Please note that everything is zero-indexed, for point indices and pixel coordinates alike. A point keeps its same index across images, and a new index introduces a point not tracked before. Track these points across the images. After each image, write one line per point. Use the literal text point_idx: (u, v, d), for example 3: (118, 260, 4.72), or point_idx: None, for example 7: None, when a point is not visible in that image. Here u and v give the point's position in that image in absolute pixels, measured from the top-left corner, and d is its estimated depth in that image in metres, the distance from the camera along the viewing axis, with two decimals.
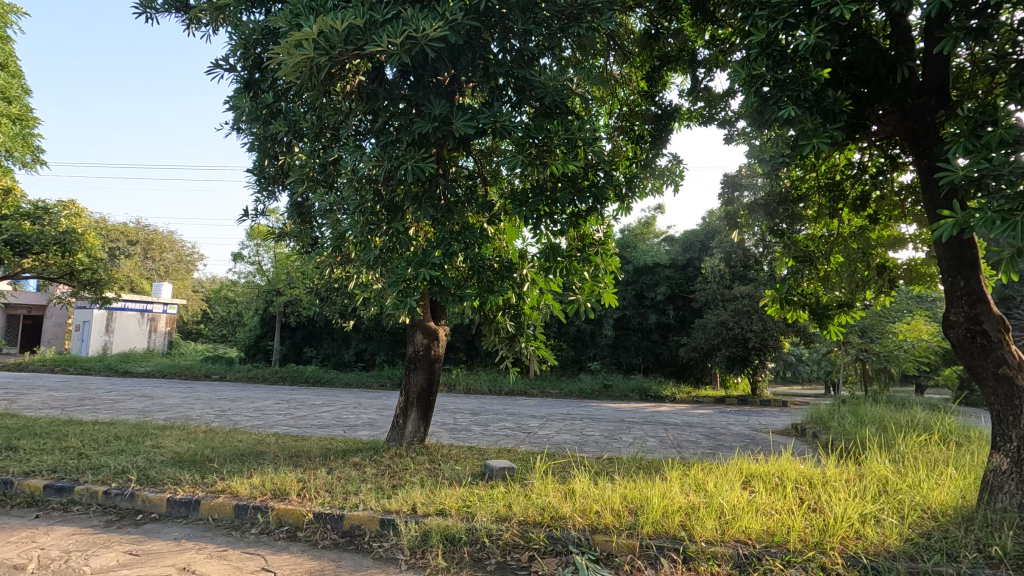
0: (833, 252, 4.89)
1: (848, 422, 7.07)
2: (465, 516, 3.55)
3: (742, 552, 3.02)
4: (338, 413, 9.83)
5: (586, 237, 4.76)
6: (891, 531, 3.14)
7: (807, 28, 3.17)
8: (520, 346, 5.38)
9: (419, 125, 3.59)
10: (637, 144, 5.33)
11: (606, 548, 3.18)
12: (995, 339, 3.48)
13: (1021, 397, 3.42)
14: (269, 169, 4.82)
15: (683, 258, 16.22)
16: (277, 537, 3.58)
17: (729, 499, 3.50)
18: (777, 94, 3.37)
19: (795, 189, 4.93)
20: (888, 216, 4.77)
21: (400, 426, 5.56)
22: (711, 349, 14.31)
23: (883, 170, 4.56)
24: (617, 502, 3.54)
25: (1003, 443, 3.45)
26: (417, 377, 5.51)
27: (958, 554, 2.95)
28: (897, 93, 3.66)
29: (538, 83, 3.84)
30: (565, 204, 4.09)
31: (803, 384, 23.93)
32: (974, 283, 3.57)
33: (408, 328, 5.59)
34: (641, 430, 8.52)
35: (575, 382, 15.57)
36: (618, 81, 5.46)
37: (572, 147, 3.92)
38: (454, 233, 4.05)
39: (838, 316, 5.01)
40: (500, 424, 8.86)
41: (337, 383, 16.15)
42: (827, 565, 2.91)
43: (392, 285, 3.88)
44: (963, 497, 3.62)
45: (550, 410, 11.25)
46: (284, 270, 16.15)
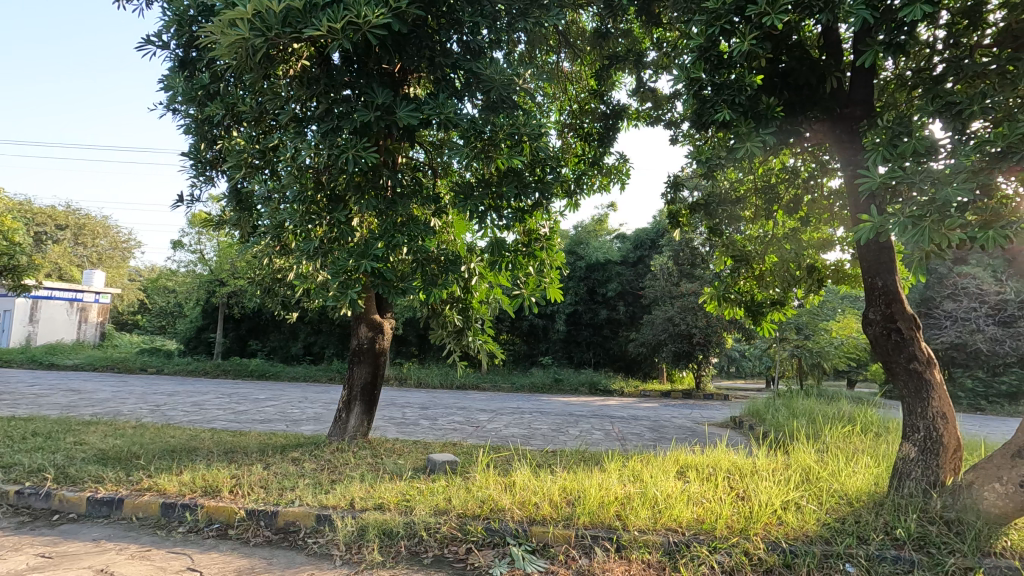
0: (768, 252, 5.08)
1: (782, 414, 7.45)
2: (403, 510, 3.53)
3: (672, 539, 3.13)
4: (282, 407, 9.59)
5: (532, 232, 4.75)
6: (810, 517, 3.32)
7: (741, 36, 3.29)
8: (467, 340, 5.37)
9: (360, 113, 3.49)
10: (586, 141, 5.42)
11: (542, 539, 3.23)
12: (908, 336, 3.73)
13: (929, 390, 3.67)
14: (206, 153, 4.59)
15: (634, 255, 16.59)
16: (206, 536, 3.46)
17: (663, 490, 3.62)
18: (713, 98, 3.52)
19: (735, 190, 5.15)
20: (819, 219, 4.98)
21: (342, 420, 5.46)
22: (658, 344, 14.77)
23: (814, 176, 4.78)
24: (556, 493, 3.60)
25: (913, 433, 3.70)
26: (361, 370, 5.42)
27: (867, 536, 3.15)
28: (827, 102, 3.88)
29: (486, 76, 3.83)
30: (511, 198, 4.03)
31: (745, 378, 25.01)
32: (891, 283, 3.82)
33: (352, 320, 5.49)
34: (588, 422, 8.71)
35: (526, 376, 15.71)
36: (569, 78, 5.59)
37: (518, 142, 3.89)
38: (398, 224, 3.99)
39: (771, 313, 5.22)
40: (448, 418, 8.86)
41: (284, 377, 15.71)
42: (750, 550, 3.03)
43: (333, 276, 3.83)
44: (876, 483, 3.87)
45: (501, 404, 11.34)
46: (228, 260, 15.50)
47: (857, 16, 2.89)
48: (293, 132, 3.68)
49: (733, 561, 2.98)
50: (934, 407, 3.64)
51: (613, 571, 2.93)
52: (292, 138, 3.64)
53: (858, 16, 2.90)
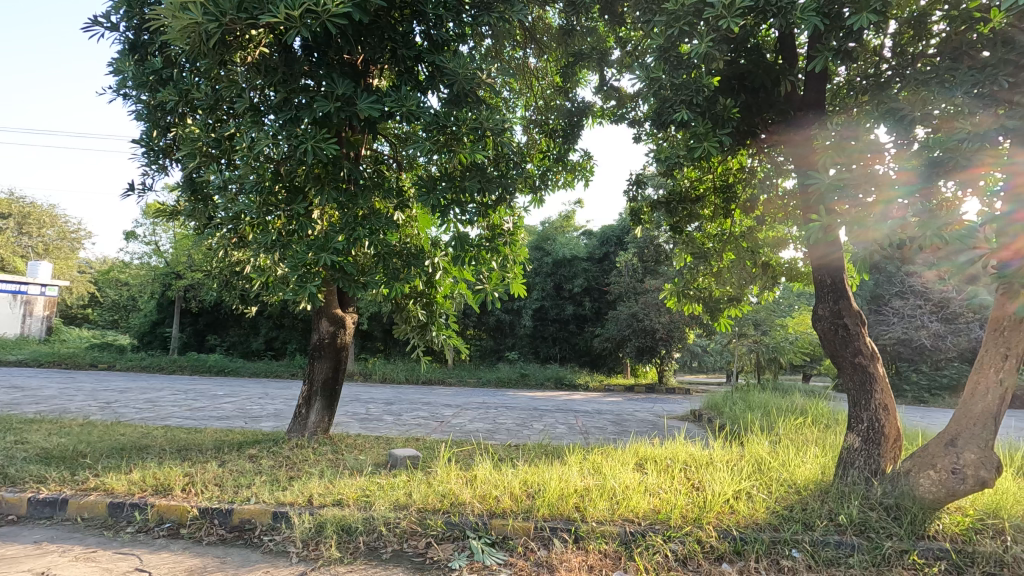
0: (726, 250, 5.23)
1: (739, 407, 7.69)
2: (363, 506, 3.50)
3: (628, 529, 3.20)
4: (241, 403, 9.35)
5: (496, 227, 4.63)
6: (760, 505, 3.45)
7: (699, 37, 3.33)
8: (431, 335, 5.32)
9: (320, 103, 3.42)
10: (551, 137, 5.44)
11: (502, 531, 3.25)
12: (854, 330, 3.91)
13: (872, 383, 3.85)
14: (159, 140, 4.42)
15: (600, 252, 16.81)
16: (157, 536, 3.36)
17: (622, 482, 3.69)
18: (671, 97, 3.59)
19: (695, 189, 5.27)
20: (773, 218, 5.14)
21: (302, 416, 5.36)
22: (623, 340, 15.03)
23: (769, 176, 4.90)
24: (516, 487, 3.64)
25: (857, 425, 3.87)
26: (322, 365, 5.34)
27: (812, 523, 3.29)
28: (780, 105, 4.10)
29: (449, 70, 3.80)
30: (474, 193, 4.04)
31: (707, 373, 25.69)
32: (839, 280, 4.01)
33: (313, 315, 5.41)
34: (553, 417, 8.81)
35: (492, 372, 15.76)
36: (535, 74, 5.62)
37: (481, 137, 3.86)
38: (359, 218, 3.93)
39: (728, 310, 5.38)
40: (413, 413, 8.82)
41: (244, 372, 15.34)
42: (703, 538, 3.12)
43: (291, 270, 3.73)
44: (822, 472, 4.04)
45: (466, 399, 11.34)
46: (184, 252, 14.96)
47: (807, 22, 2.99)
48: (250, 121, 3.58)
49: (687, 549, 3.06)
50: (876, 399, 3.82)
51: (570, 561, 2.97)
52: (247, 128, 3.54)
53: (808, 23, 2.98)
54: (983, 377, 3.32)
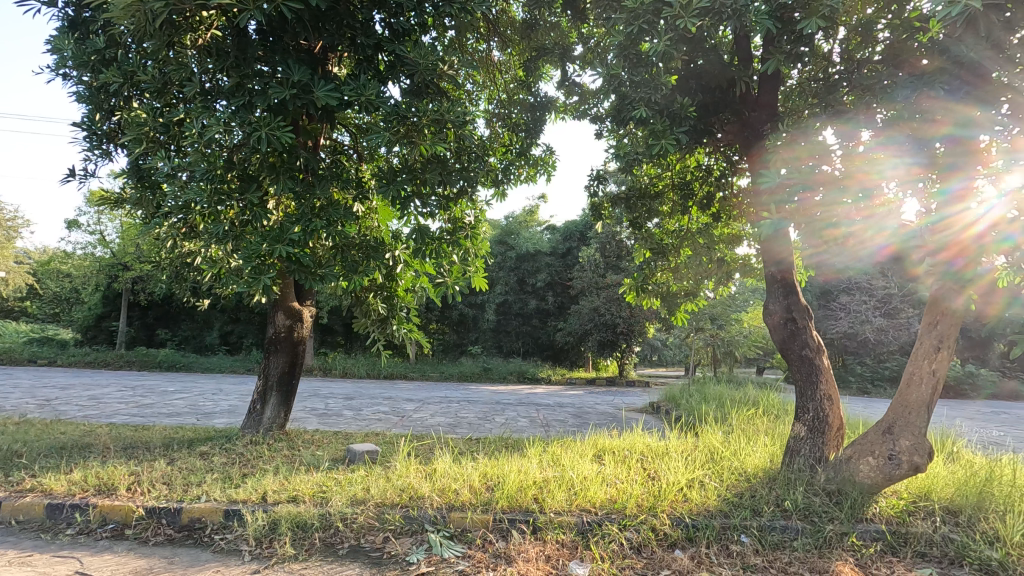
0: (683, 246, 5.37)
1: (695, 398, 7.92)
2: (319, 502, 3.45)
3: (585, 519, 3.26)
4: (192, 400, 9.04)
5: (457, 220, 4.64)
6: (711, 493, 3.57)
7: (657, 35, 3.38)
8: (392, 329, 5.26)
9: (275, 90, 3.31)
10: (514, 131, 5.45)
11: (460, 524, 3.26)
12: (801, 324, 4.09)
13: (818, 374, 4.02)
14: (102, 123, 4.20)
15: (563, 247, 16.97)
16: (99, 537, 3.22)
17: (580, 473, 3.75)
18: (630, 95, 3.65)
19: (653, 186, 5.40)
20: (729, 216, 5.32)
21: (256, 412, 5.23)
22: (584, 334, 15.23)
23: (725, 173, 5.08)
24: (476, 480, 3.66)
25: (803, 414, 4.04)
26: (278, 359, 5.21)
27: (761, 509, 3.42)
28: (736, 105, 4.21)
29: (410, 60, 3.74)
30: (435, 185, 3.99)
31: (667, 367, 26.32)
32: (788, 276, 4.16)
33: (269, 308, 5.28)
34: (514, 410, 8.88)
35: (455, 366, 15.74)
36: (498, 68, 5.62)
37: (443, 129, 3.82)
38: (316, 208, 3.85)
39: (685, 304, 5.53)
40: (374, 408, 8.74)
41: (197, 368, 14.83)
42: (656, 526, 3.20)
43: (245, 261, 3.63)
44: (771, 460, 4.20)
45: (428, 393, 11.30)
46: (131, 243, 14.30)
47: (761, 25, 3.07)
48: (201, 106, 3.44)
49: (641, 537, 3.14)
50: (821, 390, 4.00)
51: (527, 551, 3.00)
52: (198, 114, 3.40)
53: (761, 26, 3.06)
54: (917, 368, 3.52)
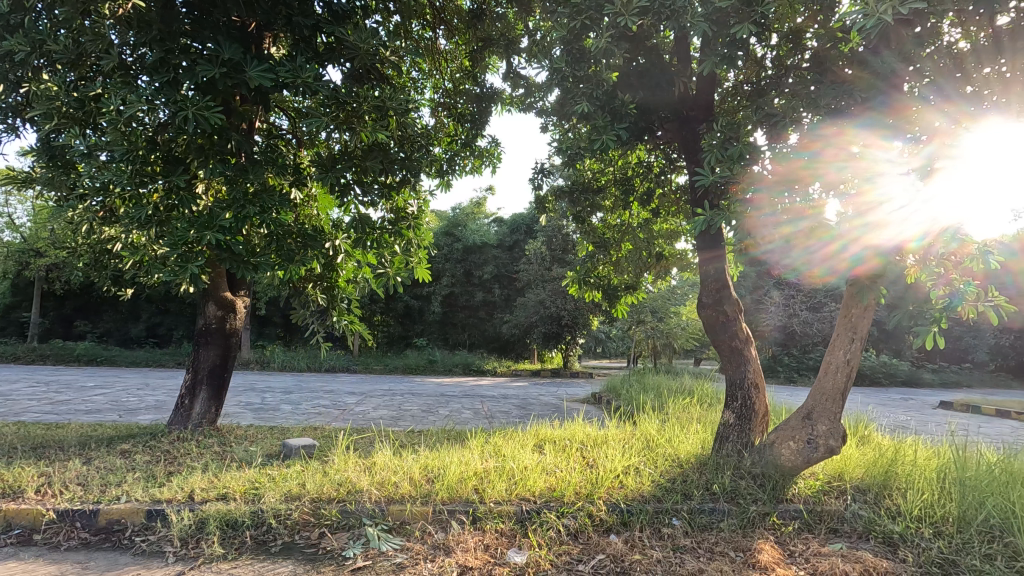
0: (624, 240, 5.50)
1: (635, 388, 8.19)
2: (250, 499, 3.33)
3: (525, 508, 3.30)
4: (115, 395, 8.50)
5: (400, 210, 4.56)
6: (646, 479, 3.71)
7: (599, 31, 3.42)
8: (331, 320, 5.09)
9: (203, 68, 3.12)
10: (459, 122, 5.40)
11: (399, 517, 3.23)
12: (731, 316, 4.29)
13: (746, 364, 4.24)
14: (7, 96, 3.85)
15: (510, 239, 17.04)
16: (2, 544, 2.98)
17: (520, 463, 3.80)
18: (573, 90, 3.69)
19: (596, 180, 5.50)
20: (667, 212, 5.45)
21: (184, 407, 4.97)
22: (530, 326, 15.36)
23: (664, 170, 5.23)
24: (416, 472, 3.63)
25: (732, 402, 4.24)
26: (208, 352, 4.97)
27: (691, 493, 3.59)
28: (675, 104, 4.33)
29: (350, 43, 3.58)
30: (375, 174, 3.88)
31: (610, 358, 27.05)
32: (721, 271, 4.34)
33: (199, 298, 5.02)
34: (459, 402, 8.88)
35: (400, 359, 15.54)
36: (444, 56, 5.55)
37: (383, 116, 3.70)
38: (249, 194, 3.68)
39: (625, 296, 5.63)
40: (313, 402, 8.51)
41: (121, 362, 13.95)
42: (593, 513, 3.29)
43: (170, 248, 3.41)
44: (702, 446, 4.39)
45: (371, 387, 11.11)
46: (43, 227, 13.20)
47: (697, 28, 3.16)
48: (120, 81, 3.22)
49: (578, 523, 3.22)
50: (748, 379, 4.21)
51: (466, 542, 3.00)
52: (116, 90, 3.17)
53: (698, 28, 3.15)
54: (833, 357, 3.77)
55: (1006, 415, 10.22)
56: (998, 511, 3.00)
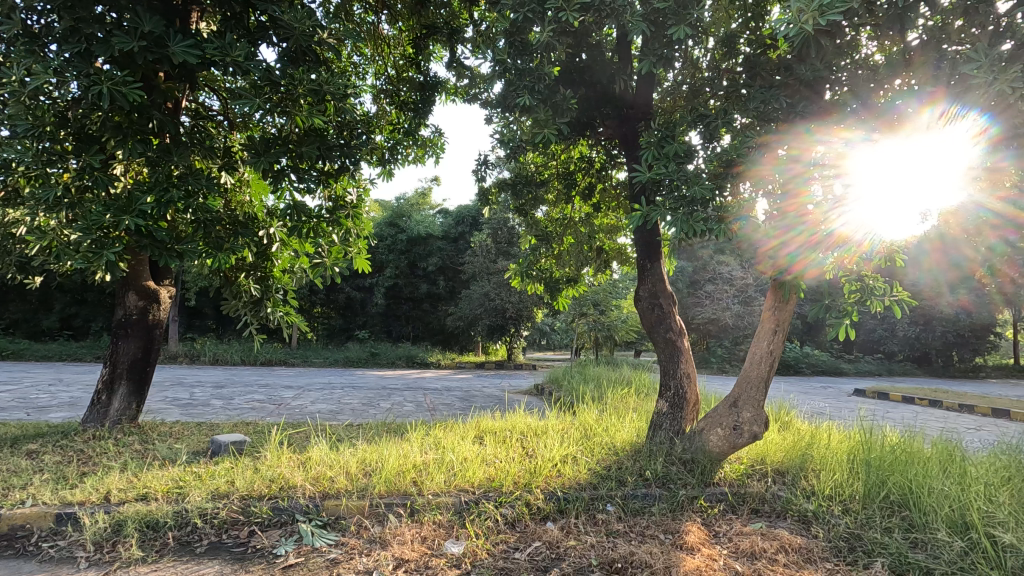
0: (566, 234, 5.62)
1: (576, 379, 8.38)
2: (173, 499, 3.17)
3: (463, 499, 3.32)
4: (22, 392, 7.86)
5: (339, 198, 4.44)
6: (583, 467, 3.80)
7: (542, 25, 3.44)
8: (266, 312, 4.83)
9: (119, 40, 2.87)
10: (402, 109, 5.28)
11: (334, 512, 3.17)
12: (666, 309, 4.45)
13: (679, 355, 4.42)
14: None
15: (456, 231, 16.93)
16: None
17: (460, 455, 3.81)
18: (515, 82, 3.67)
19: (540, 174, 5.55)
20: (608, 207, 5.55)
21: (101, 404, 4.66)
22: (474, 319, 15.34)
23: (605, 166, 5.34)
24: (353, 466, 3.56)
25: (666, 392, 4.41)
26: (128, 345, 4.67)
27: (625, 479, 3.71)
28: (614, 101, 4.41)
29: (284, 22, 3.40)
30: (312, 160, 3.73)
31: (554, 350, 27.49)
32: (657, 266, 4.49)
33: (118, 288, 4.70)
34: (401, 395, 8.78)
35: (341, 352, 15.16)
36: (388, 42, 5.44)
37: (320, 101, 3.56)
38: (173, 178, 3.46)
39: (566, 290, 5.76)
40: (247, 397, 8.19)
41: (30, 357, 12.89)
42: (531, 502, 3.34)
43: (83, 233, 3.15)
44: (637, 434, 4.54)
45: (310, 380, 10.79)
46: None
47: (636, 28, 3.23)
48: (25, 50, 2.95)
49: (516, 512, 3.26)
50: (681, 369, 4.39)
51: (403, 535, 2.97)
52: (19, 58, 2.90)
53: (636, 27, 3.21)
54: (758, 348, 3.99)
55: (911, 401, 11.13)
56: (897, 488, 3.27)
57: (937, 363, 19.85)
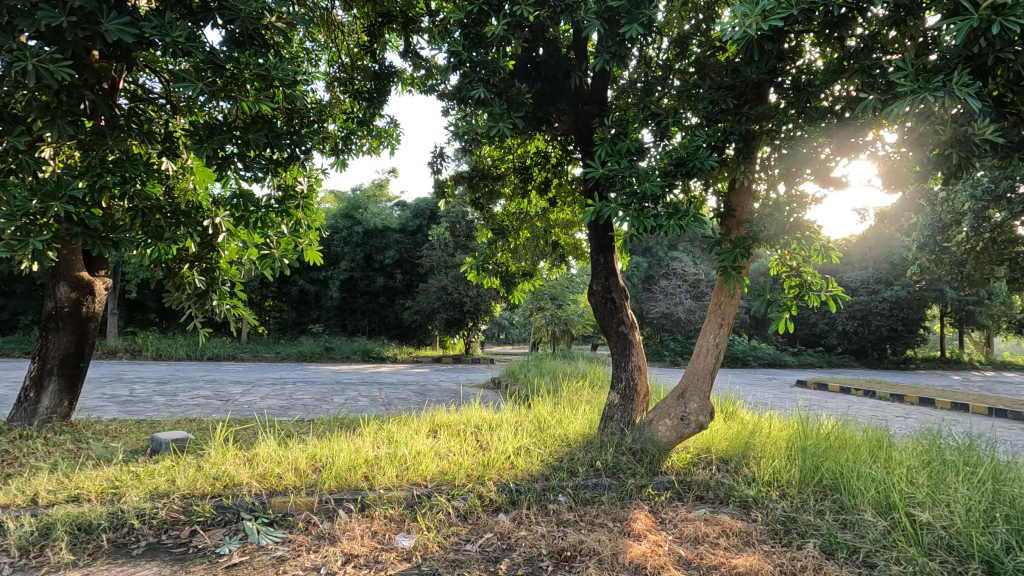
0: (522, 228, 5.66)
1: (532, 372, 8.50)
2: (108, 499, 3.04)
3: (415, 493, 3.31)
4: None
5: (289, 187, 4.30)
6: (535, 459, 3.86)
7: (496, 18, 3.44)
8: (212, 305, 4.68)
9: (46, 14, 2.69)
10: (357, 98, 5.17)
11: (282, 509, 3.10)
12: (618, 304, 4.55)
13: (631, 348, 4.52)
14: None
15: (413, 224, 16.80)
16: None
17: (413, 448, 3.79)
18: (471, 74, 3.64)
19: (496, 167, 5.58)
20: (564, 202, 5.60)
21: (29, 402, 4.39)
22: (431, 313, 15.25)
23: (561, 162, 5.40)
24: (302, 462, 3.49)
25: (617, 384, 4.51)
26: (59, 339, 4.42)
27: (576, 469, 3.79)
28: (571, 97, 4.44)
29: (230, 3, 3.24)
30: (259, 148, 3.55)
31: (512, 345, 27.66)
32: (610, 261, 4.59)
33: (47, 279, 4.44)
34: (356, 390, 8.64)
35: (293, 346, 14.79)
36: (342, 28, 5.32)
37: (268, 86, 3.42)
38: (108, 163, 3.28)
39: (522, 283, 5.73)
40: (192, 392, 7.89)
41: None
42: (483, 493, 3.37)
43: (6, 220, 2.95)
44: (589, 426, 4.63)
45: (260, 375, 10.49)
46: None
47: (589, 24, 3.26)
48: None
49: (467, 505, 3.27)
50: (632, 361, 4.50)
51: (353, 530, 2.94)
52: None
53: (591, 24, 3.25)
54: (705, 341, 4.13)
55: (847, 392, 11.77)
56: (830, 472, 3.46)
57: (872, 355, 21.00)
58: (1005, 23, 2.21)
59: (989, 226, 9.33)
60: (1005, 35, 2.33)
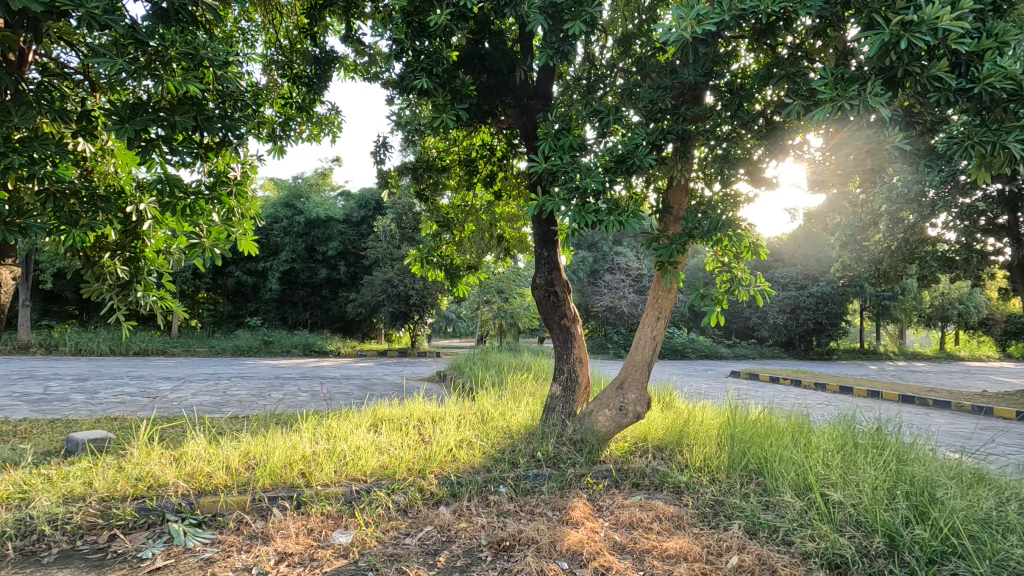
0: (468, 221, 5.58)
1: (478, 365, 8.50)
2: (15, 505, 2.83)
3: (354, 488, 3.26)
4: None
5: (221, 173, 4.10)
6: (477, 451, 3.88)
7: (439, 7, 3.39)
8: (136, 297, 4.38)
9: None
10: (296, 83, 4.97)
11: (211, 509, 2.98)
12: (561, 297, 4.61)
13: (572, 341, 4.61)
14: None
15: (358, 215, 16.40)
16: None
17: (352, 443, 3.71)
18: (413, 63, 3.59)
19: (441, 159, 5.55)
20: (509, 195, 5.58)
21: None
22: (376, 305, 14.97)
23: (506, 155, 5.41)
24: (234, 460, 3.35)
25: (560, 376, 4.58)
26: None
27: (518, 460, 3.84)
28: (517, 90, 4.45)
29: None
30: (188, 131, 3.36)
31: (460, 338, 27.63)
32: (553, 255, 4.64)
33: None
34: (296, 385, 8.38)
35: (229, 340, 14.18)
36: (280, 9, 5.11)
37: (196, 67, 3.23)
38: (14, 140, 3.01)
39: (467, 277, 5.73)
40: (116, 390, 7.42)
41: None
42: (424, 487, 3.35)
43: None
44: (532, 418, 4.69)
45: (193, 371, 10.01)
46: None
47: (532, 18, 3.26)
48: None
49: (408, 498, 3.25)
50: (574, 354, 4.58)
51: (288, 528, 2.86)
52: None
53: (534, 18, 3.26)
54: (643, 334, 4.26)
55: (776, 381, 12.48)
56: (755, 457, 3.66)
57: (800, 347, 22.30)
58: (911, 39, 2.39)
59: (903, 226, 10.07)
60: (912, 49, 2.51)
